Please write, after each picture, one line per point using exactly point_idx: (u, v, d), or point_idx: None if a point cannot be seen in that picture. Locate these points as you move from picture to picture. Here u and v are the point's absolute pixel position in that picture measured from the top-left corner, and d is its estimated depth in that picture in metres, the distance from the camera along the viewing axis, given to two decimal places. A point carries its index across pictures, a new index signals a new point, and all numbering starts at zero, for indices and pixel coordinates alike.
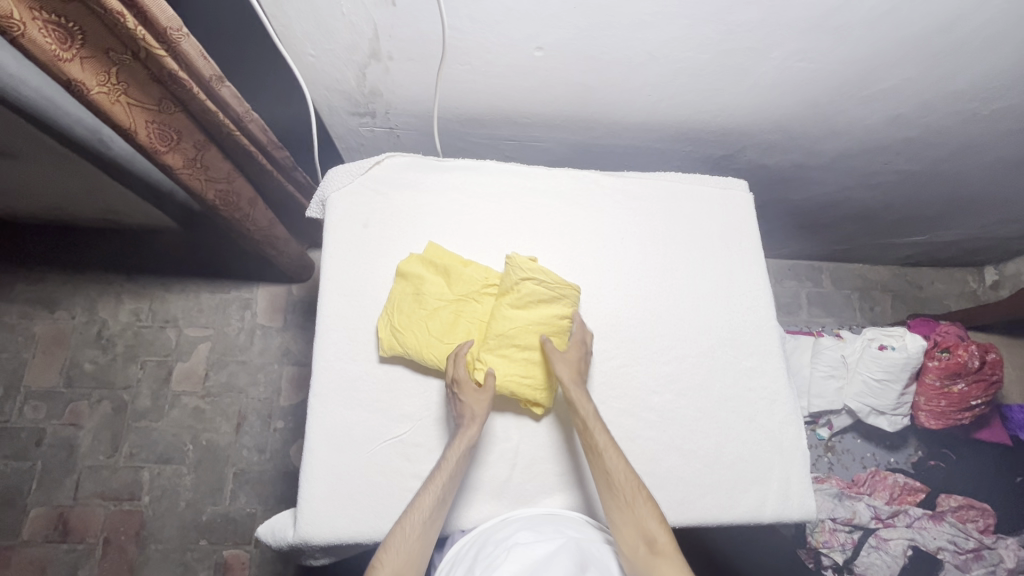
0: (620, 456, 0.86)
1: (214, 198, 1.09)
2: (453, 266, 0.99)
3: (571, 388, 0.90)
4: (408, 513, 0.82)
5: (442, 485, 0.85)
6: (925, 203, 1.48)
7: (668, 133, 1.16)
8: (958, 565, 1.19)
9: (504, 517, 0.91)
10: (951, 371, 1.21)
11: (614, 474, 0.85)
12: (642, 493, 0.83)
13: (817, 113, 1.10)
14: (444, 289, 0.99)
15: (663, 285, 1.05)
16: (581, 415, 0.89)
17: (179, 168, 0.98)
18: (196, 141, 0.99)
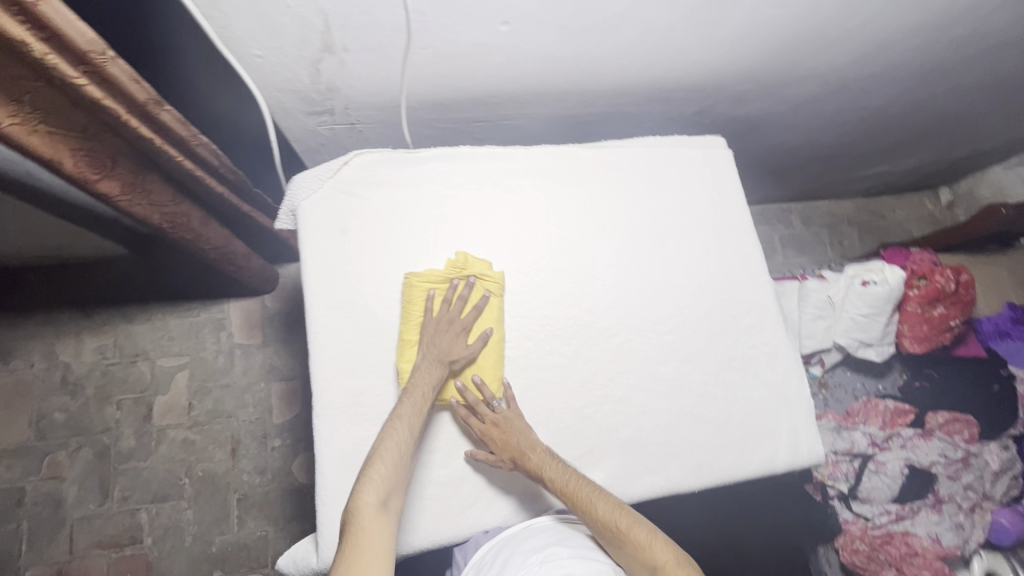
0: (598, 498, 0.82)
1: (160, 221, 1.05)
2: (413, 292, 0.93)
3: (504, 450, 0.88)
4: (376, 454, 0.81)
5: (411, 420, 0.84)
6: (888, 133, 1.51)
7: (641, 96, 1.13)
8: (950, 474, 1.30)
9: (527, 524, 0.90)
10: (930, 297, 1.26)
11: (597, 516, 0.81)
12: (626, 516, 0.80)
13: (785, 60, 1.09)
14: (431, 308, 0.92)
15: (657, 253, 1.03)
16: (530, 466, 0.87)
17: (116, 194, 0.92)
18: (131, 167, 0.93)
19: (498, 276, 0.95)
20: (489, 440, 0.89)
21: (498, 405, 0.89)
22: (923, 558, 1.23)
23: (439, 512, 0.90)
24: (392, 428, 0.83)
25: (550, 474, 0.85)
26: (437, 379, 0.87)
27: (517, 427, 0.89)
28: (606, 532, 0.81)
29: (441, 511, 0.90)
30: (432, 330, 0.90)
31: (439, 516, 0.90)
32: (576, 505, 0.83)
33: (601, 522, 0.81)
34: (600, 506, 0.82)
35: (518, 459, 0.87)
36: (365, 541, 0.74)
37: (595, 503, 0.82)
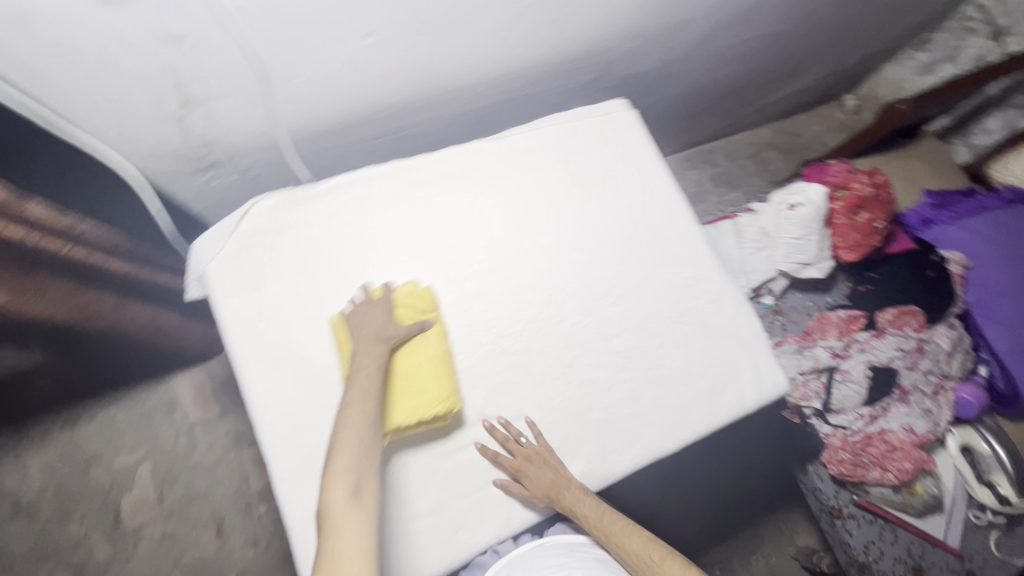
0: (631, 536, 0.86)
1: (68, 313, 1.07)
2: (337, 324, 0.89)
3: (533, 486, 0.88)
4: (335, 447, 0.75)
5: (366, 399, 0.79)
6: (781, 56, 1.54)
7: (533, 76, 1.11)
8: (909, 365, 1.36)
9: (540, 543, 0.95)
10: (854, 205, 1.29)
11: (630, 552, 0.86)
12: (661, 552, 0.83)
13: (662, 9, 1.08)
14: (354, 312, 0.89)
15: (586, 229, 1.02)
16: (565, 503, 0.88)
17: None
18: (19, 266, 0.97)
19: (426, 292, 0.92)
20: (524, 477, 0.88)
21: (527, 441, 0.90)
22: (902, 452, 1.29)
23: (429, 544, 0.86)
24: (347, 418, 0.77)
25: (586, 514, 0.89)
26: (378, 359, 0.83)
27: (552, 463, 0.89)
28: (641, 565, 0.84)
29: (431, 543, 0.86)
30: (357, 323, 0.87)
31: (429, 548, 0.86)
32: (610, 540, 0.89)
33: (636, 556, 0.85)
34: (633, 541, 0.86)
35: (552, 496, 0.87)
36: (339, 548, 0.68)
37: (628, 539, 0.87)
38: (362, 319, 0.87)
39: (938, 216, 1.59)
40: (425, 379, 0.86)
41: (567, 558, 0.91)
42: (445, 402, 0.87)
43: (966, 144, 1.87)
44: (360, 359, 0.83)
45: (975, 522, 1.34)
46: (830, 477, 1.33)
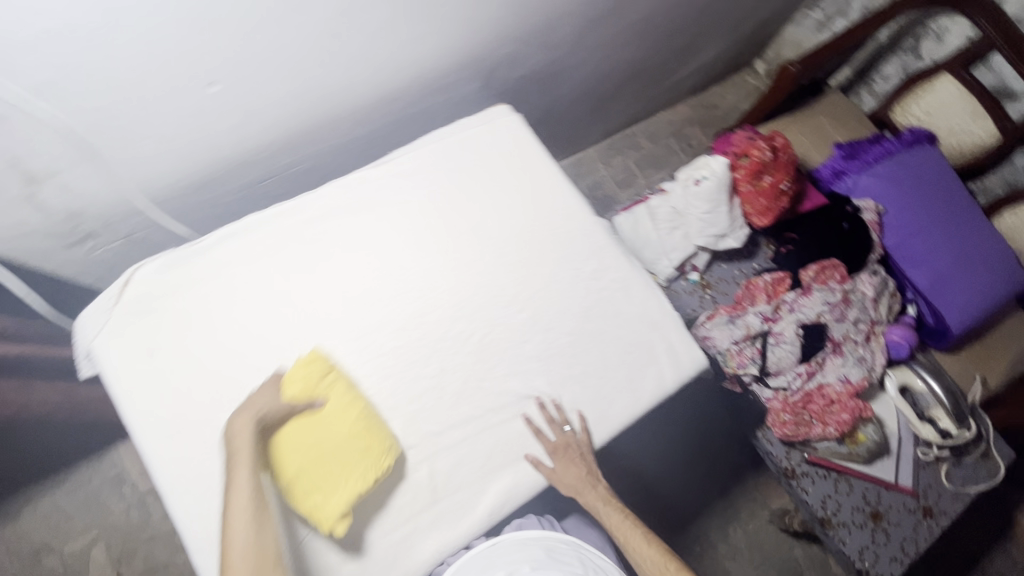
0: (644, 543, 0.91)
1: None
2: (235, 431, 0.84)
3: (568, 474, 0.90)
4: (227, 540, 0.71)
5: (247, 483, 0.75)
6: (671, 34, 1.57)
7: (412, 95, 1.11)
8: (837, 317, 1.39)
9: (494, 543, 0.94)
10: (755, 171, 1.31)
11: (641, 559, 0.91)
12: (671, 564, 0.89)
13: (527, 10, 1.08)
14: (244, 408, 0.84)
15: (484, 240, 1.02)
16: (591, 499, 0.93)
17: None
18: None
19: (313, 361, 0.87)
20: (562, 460, 0.90)
21: (571, 428, 0.93)
22: (838, 404, 1.32)
23: None
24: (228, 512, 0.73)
25: (606, 512, 0.95)
26: (252, 445, 0.78)
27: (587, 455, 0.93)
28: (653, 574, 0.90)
29: None
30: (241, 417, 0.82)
31: None
32: (625, 543, 0.93)
33: (651, 562, 0.90)
34: (649, 552, 0.91)
35: (578, 488, 0.91)
36: None
37: (643, 546, 0.92)
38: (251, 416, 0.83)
39: (849, 166, 1.62)
40: (342, 448, 0.83)
41: (524, 564, 0.91)
42: (388, 454, 0.85)
43: (870, 92, 1.92)
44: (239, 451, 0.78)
45: (923, 458, 1.38)
46: (778, 439, 1.34)
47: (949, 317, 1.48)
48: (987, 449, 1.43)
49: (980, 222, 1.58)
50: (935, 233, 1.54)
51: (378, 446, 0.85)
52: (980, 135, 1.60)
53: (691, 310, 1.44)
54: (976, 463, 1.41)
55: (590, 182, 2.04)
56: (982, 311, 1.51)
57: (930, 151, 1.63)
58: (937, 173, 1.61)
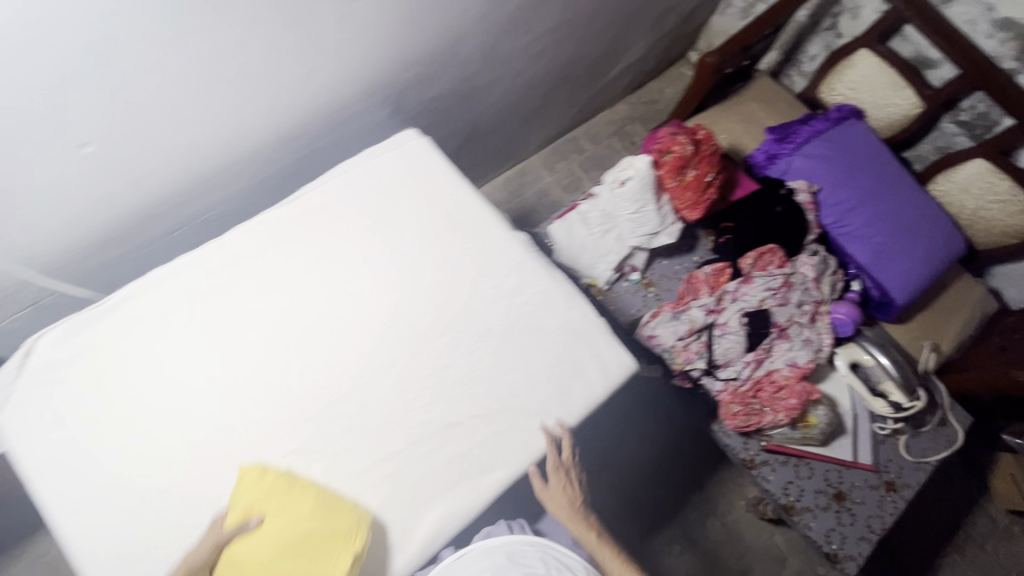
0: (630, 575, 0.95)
1: None
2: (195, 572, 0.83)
3: (555, 501, 0.94)
4: None
5: None
6: (588, 38, 1.58)
7: (317, 129, 1.10)
8: (780, 302, 1.39)
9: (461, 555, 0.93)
10: (678, 167, 1.31)
11: None
12: None
13: (421, 34, 1.08)
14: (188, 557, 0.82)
15: (398, 269, 1.01)
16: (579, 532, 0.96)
17: None
18: None
19: (240, 490, 0.84)
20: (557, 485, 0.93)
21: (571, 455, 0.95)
22: (786, 389, 1.30)
23: None
24: None
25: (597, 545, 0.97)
26: None
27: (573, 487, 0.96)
28: None
29: None
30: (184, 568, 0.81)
31: None
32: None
33: None
34: None
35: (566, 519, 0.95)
36: None
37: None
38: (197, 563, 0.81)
39: (782, 149, 1.62)
40: (298, 556, 0.81)
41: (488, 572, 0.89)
42: (355, 537, 0.82)
43: (800, 72, 1.94)
44: None
45: (880, 433, 1.38)
46: (734, 431, 1.34)
47: (892, 289, 1.48)
48: (944, 417, 1.43)
49: (914, 192, 1.59)
50: (871, 207, 1.54)
51: (342, 523, 0.82)
52: (905, 106, 1.62)
53: (635, 310, 1.44)
54: (934, 432, 1.41)
55: (536, 190, 2.04)
56: (925, 280, 1.52)
57: (858, 125, 1.64)
58: (867, 148, 1.62)
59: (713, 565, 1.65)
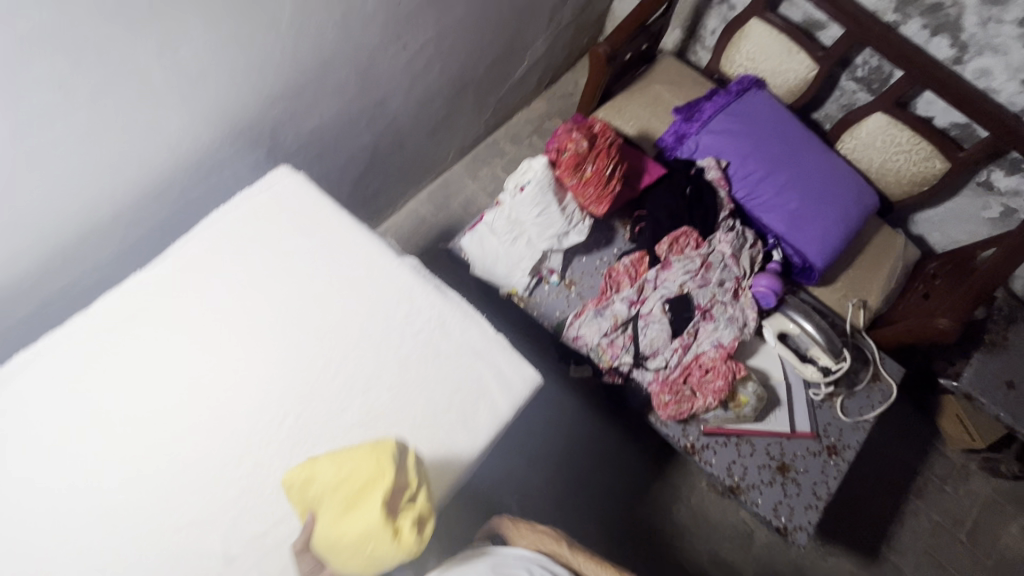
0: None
1: None
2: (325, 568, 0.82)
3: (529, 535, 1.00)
4: None
5: None
6: (476, 43, 1.55)
7: (182, 180, 1.05)
8: (699, 284, 1.39)
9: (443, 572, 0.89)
10: (574, 165, 1.30)
11: None
12: None
13: (277, 69, 1.04)
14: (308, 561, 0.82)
15: (281, 316, 0.98)
16: (563, 555, 0.98)
17: None
18: None
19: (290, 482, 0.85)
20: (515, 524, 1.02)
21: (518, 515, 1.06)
22: (712, 371, 1.30)
23: None
24: None
25: (580, 563, 0.98)
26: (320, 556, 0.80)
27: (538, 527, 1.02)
28: None
29: None
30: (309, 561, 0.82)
31: None
32: None
33: None
34: None
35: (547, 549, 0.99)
36: None
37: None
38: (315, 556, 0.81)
39: (689, 129, 1.62)
40: (350, 479, 0.81)
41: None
42: (377, 445, 0.83)
43: (703, 48, 1.94)
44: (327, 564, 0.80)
45: (815, 398, 1.38)
46: (670, 420, 1.31)
47: (811, 255, 1.49)
48: (876, 372, 1.43)
49: (823, 153, 1.60)
50: (781, 175, 1.55)
51: (370, 463, 0.81)
52: (801, 70, 1.62)
53: (560, 312, 1.40)
54: (868, 389, 1.41)
55: (462, 200, 2.00)
56: (843, 239, 1.52)
57: (759, 95, 1.64)
58: (772, 116, 1.62)
59: (684, 551, 1.63)
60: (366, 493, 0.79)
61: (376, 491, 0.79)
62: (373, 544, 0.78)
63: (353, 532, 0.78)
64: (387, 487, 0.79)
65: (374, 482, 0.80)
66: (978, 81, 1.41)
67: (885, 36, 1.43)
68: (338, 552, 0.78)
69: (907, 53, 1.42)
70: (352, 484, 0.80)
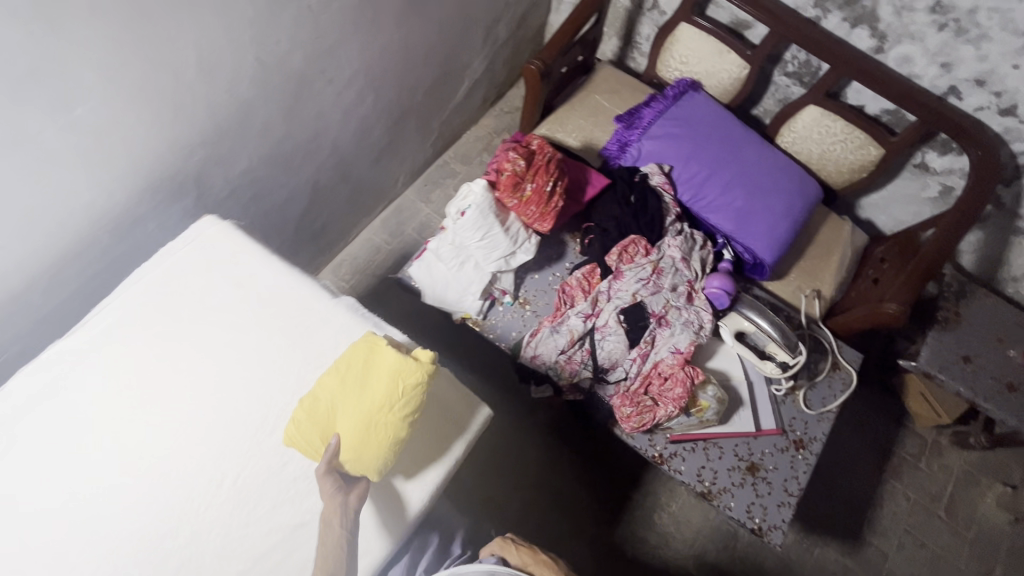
0: None
1: None
2: (372, 455, 0.88)
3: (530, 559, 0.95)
4: None
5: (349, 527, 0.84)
6: (409, 69, 1.54)
7: (102, 241, 1.01)
8: (652, 291, 1.38)
9: None
10: (513, 185, 1.28)
11: None
12: None
13: (191, 118, 1.02)
14: (355, 458, 0.87)
15: (213, 371, 0.95)
16: None
17: None
18: None
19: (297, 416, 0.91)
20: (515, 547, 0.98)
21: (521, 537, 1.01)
22: (671, 379, 1.29)
23: None
24: None
25: None
26: (360, 442, 0.88)
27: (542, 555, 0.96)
28: None
29: None
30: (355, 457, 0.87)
31: None
32: None
33: None
34: None
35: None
36: None
37: None
38: (358, 450, 0.87)
39: (631, 136, 1.63)
40: (352, 368, 0.93)
41: None
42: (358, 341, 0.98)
43: (641, 53, 1.95)
44: (371, 444, 0.88)
45: (778, 394, 1.38)
46: (635, 432, 1.30)
47: (760, 252, 1.50)
48: (835, 361, 1.44)
49: (764, 149, 1.60)
50: (724, 175, 1.56)
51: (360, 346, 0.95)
52: (734, 70, 1.64)
53: (516, 333, 1.38)
54: (829, 378, 1.42)
55: (417, 224, 1.97)
56: (790, 233, 1.53)
57: (696, 97, 1.65)
58: (711, 115, 1.62)
59: (669, 559, 1.60)
60: (371, 364, 0.93)
61: (376, 358, 0.93)
62: (397, 391, 0.90)
63: (378, 390, 0.90)
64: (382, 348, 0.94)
65: (371, 356, 0.94)
66: (901, 68, 1.44)
67: (807, 32, 1.46)
68: (376, 417, 0.89)
69: (829, 47, 1.45)
70: (354, 369, 0.93)
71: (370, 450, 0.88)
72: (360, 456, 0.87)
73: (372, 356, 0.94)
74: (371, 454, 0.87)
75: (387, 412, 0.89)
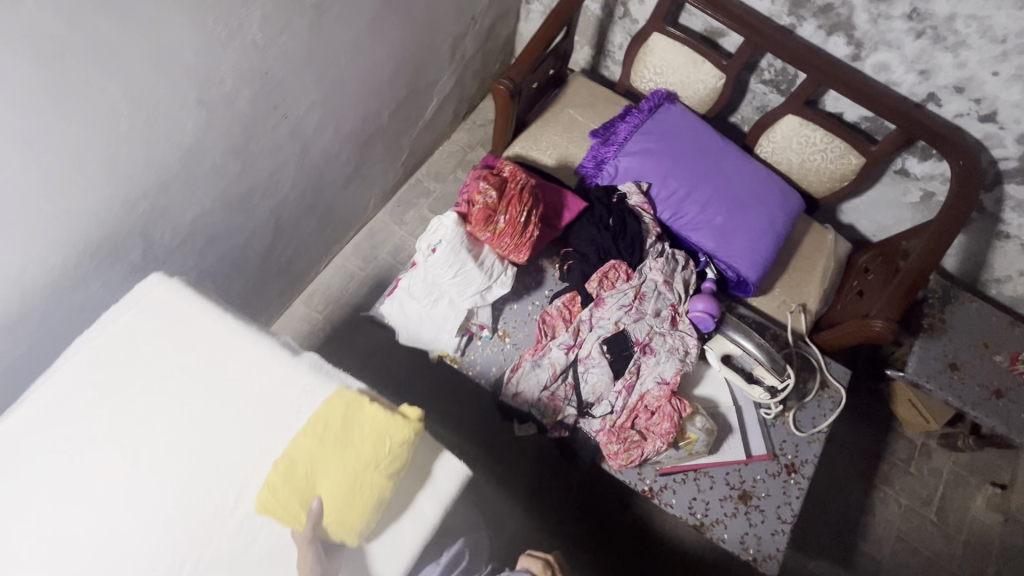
0: None
1: None
2: (356, 517, 0.83)
3: None
4: None
5: None
6: (372, 93, 1.47)
7: (40, 309, 0.94)
8: (635, 318, 1.33)
9: None
10: (485, 219, 1.21)
11: None
12: None
13: (130, 173, 0.94)
14: (338, 522, 0.83)
15: (160, 447, 0.88)
16: None
17: None
18: None
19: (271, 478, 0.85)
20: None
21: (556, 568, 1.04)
22: (658, 413, 1.25)
23: None
24: None
25: None
26: (343, 504, 0.83)
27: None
28: None
29: None
30: (337, 521, 0.83)
31: None
32: None
33: None
34: None
35: None
36: None
37: None
38: (340, 513, 0.83)
39: (608, 152, 1.57)
40: (332, 424, 0.88)
41: None
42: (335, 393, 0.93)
43: (615, 62, 1.89)
44: (354, 507, 0.83)
45: (767, 417, 1.35)
46: (623, 468, 1.25)
47: (744, 270, 1.47)
48: (824, 379, 1.41)
49: (744, 161, 1.56)
50: (705, 190, 1.51)
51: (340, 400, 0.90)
52: (710, 81, 1.59)
53: (497, 368, 1.33)
54: (818, 398, 1.39)
55: (390, 248, 1.90)
56: (773, 249, 1.50)
57: (673, 109, 1.60)
58: (688, 128, 1.57)
59: None
60: (353, 419, 0.88)
61: (359, 413, 0.89)
62: (383, 448, 0.85)
63: (362, 449, 0.86)
64: (364, 402, 0.89)
65: (352, 411, 0.89)
66: (878, 76, 1.41)
67: (782, 41, 1.42)
68: (360, 477, 0.84)
69: (805, 57, 1.40)
70: (334, 425, 0.88)
71: (354, 512, 0.83)
72: (343, 519, 0.83)
73: (354, 410, 0.89)
74: (355, 516, 0.83)
75: (371, 472, 0.84)
